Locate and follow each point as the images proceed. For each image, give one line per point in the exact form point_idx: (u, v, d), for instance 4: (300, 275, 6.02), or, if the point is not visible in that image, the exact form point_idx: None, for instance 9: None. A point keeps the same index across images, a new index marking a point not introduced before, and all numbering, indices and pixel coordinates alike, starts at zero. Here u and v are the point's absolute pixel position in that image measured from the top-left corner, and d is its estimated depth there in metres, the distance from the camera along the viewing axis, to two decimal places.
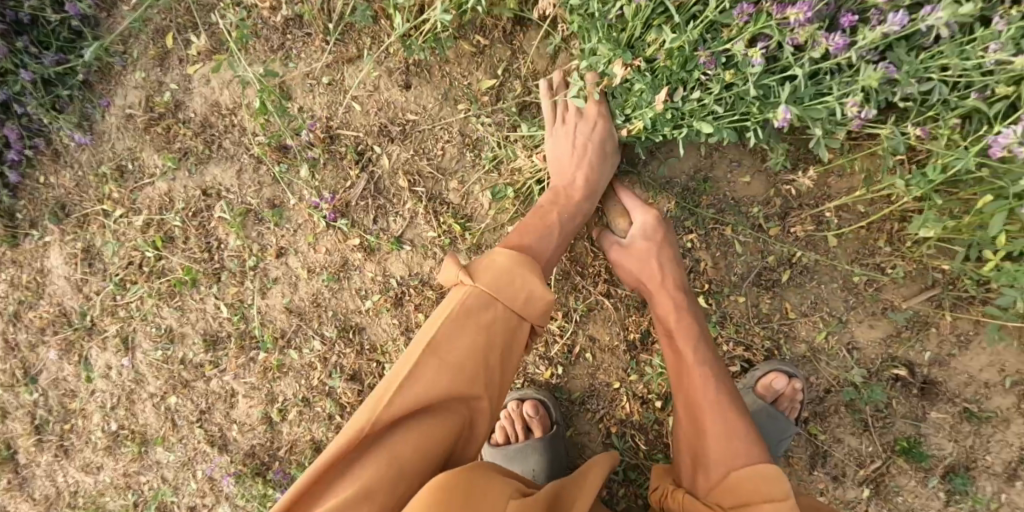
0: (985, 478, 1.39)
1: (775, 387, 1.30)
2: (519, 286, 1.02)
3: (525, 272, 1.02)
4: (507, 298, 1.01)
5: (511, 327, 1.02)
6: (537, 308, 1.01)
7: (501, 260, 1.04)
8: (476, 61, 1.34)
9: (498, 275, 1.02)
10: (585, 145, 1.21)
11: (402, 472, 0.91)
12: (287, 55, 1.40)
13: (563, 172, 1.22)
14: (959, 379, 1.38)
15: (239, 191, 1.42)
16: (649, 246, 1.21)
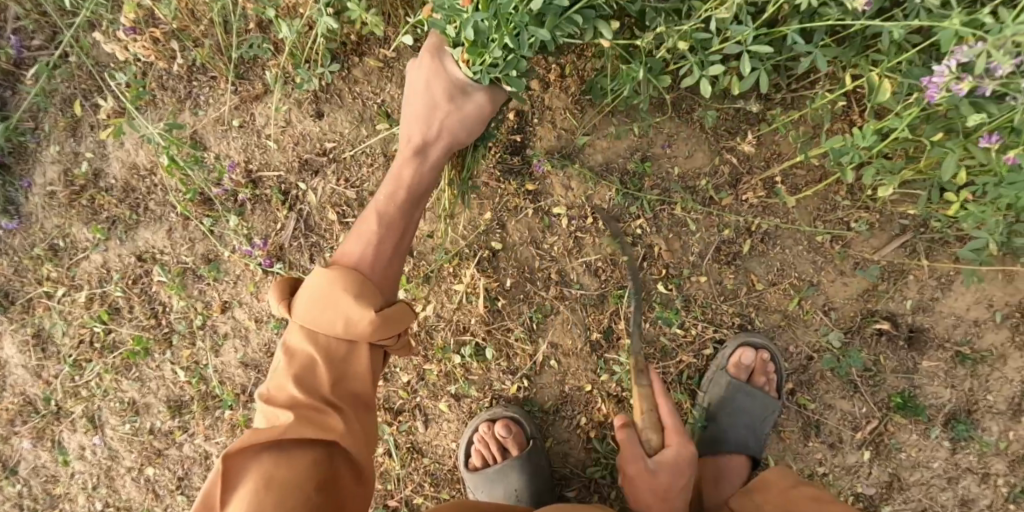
0: (990, 419, 1.38)
1: (746, 362, 1.25)
2: (333, 305, 0.99)
3: (339, 292, 0.98)
4: (337, 321, 0.98)
5: (344, 351, 1.00)
6: (360, 329, 0.98)
7: (320, 284, 1.00)
8: (385, 75, 1.29)
9: (317, 304, 0.99)
10: (427, 93, 1.05)
11: (278, 496, 0.89)
12: (195, 102, 1.34)
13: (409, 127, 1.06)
14: (947, 322, 1.35)
15: (173, 250, 1.37)
16: (650, 411, 1.16)
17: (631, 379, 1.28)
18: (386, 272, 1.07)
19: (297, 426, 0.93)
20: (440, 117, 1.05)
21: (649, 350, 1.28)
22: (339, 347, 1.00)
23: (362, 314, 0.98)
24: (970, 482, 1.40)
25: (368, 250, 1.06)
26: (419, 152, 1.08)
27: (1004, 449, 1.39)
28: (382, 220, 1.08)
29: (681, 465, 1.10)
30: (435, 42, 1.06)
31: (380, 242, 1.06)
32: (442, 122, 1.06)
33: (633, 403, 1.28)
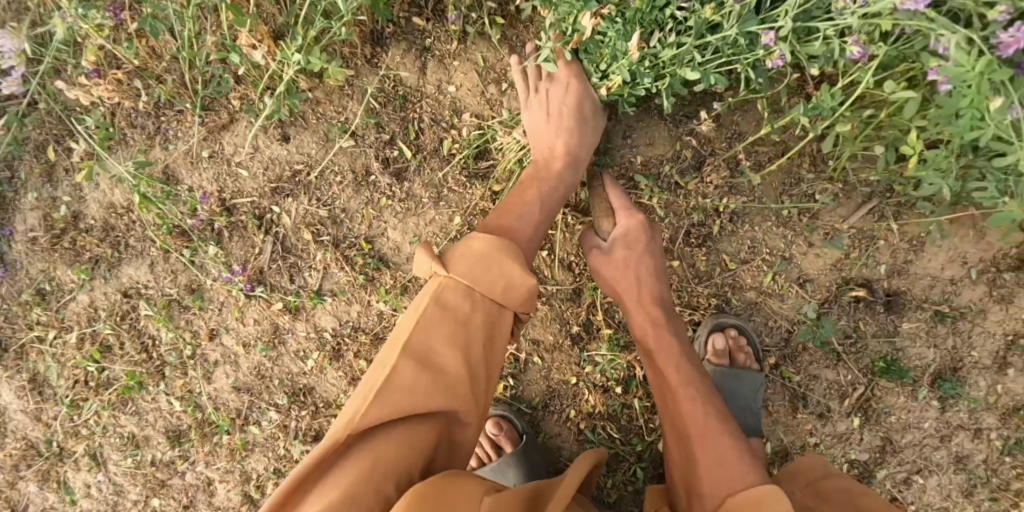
0: (976, 374, 1.43)
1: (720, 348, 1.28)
2: (496, 268, 0.98)
3: (508, 257, 0.98)
4: (473, 305, 0.96)
5: (478, 324, 0.96)
6: (519, 295, 0.98)
7: (477, 246, 0.99)
8: (346, 93, 1.32)
9: (479, 260, 0.98)
10: (576, 99, 1.17)
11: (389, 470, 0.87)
12: (164, 137, 1.36)
13: (544, 134, 1.18)
14: (924, 283, 1.37)
15: (157, 284, 1.39)
16: (627, 253, 1.16)
17: (615, 368, 1.30)
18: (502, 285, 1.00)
19: (423, 393, 0.89)
20: (574, 122, 1.17)
21: (628, 337, 1.29)
22: (490, 307, 0.97)
23: (524, 281, 0.97)
24: (963, 438, 1.45)
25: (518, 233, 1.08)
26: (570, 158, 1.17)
27: (994, 403, 1.44)
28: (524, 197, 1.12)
29: (628, 275, 1.15)
30: (636, 219, 1.17)
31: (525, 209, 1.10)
32: (584, 112, 1.18)
33: (619, 391, 1.30)
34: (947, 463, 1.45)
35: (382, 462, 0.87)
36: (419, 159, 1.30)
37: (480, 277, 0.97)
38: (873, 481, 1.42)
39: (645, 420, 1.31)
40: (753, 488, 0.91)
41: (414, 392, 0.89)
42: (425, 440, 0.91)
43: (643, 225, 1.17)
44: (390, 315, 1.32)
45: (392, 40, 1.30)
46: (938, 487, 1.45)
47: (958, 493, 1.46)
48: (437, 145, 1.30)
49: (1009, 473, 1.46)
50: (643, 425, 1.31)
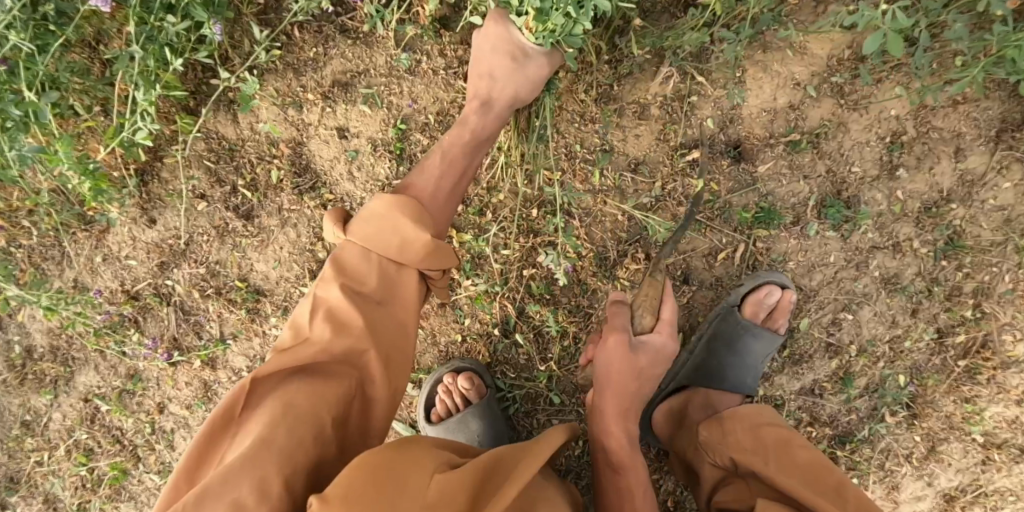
0: (866, 189, 1.37)
1: (765, 303, 1.32)
2: (392, 227, 1.09)
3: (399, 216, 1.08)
4: (373, 268, 1.08)
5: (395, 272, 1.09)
6: (416, 249, 1.08)
7: (379, 209, 1.11)
8: (185, 164, 1.46)
9: (375, 221, 1.10)
10: (494, 56, 1.17)
11: (293, 420, 0.93)
12: (67, 257, 1.54)
13: (476, 86, 1.21)
14: (763, 120, 1.34)
15: (105, 382, 1.56)
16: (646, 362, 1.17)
17: (488, 312, 1.36)
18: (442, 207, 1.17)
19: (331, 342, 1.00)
20: (495, 67, 1.19)
21: (487, 278, 1.36)
22: (391, 270, 1.09)
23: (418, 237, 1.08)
24: (884, 257, 1.38)
25: (434, 191, 1.17)
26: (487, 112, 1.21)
27: (900, 212, 1.38)
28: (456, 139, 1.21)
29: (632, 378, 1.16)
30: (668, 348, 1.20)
31: (433, 171, 1.16)
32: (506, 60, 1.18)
33: (501, 334, 1.37)
34: (875, 290, 1.38)
35: (296, 401, 0.96)
36: (259, 195, 1.43)
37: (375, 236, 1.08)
38: (798, 334, 1.38)
39: (536, 349, 1.36)
40: None
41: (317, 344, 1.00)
42: (329, 392, 0.98)
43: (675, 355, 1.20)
44: None
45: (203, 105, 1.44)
46: (877, 317, 1.38)
47: (903, 316, 1.39)
48: (268, 177, 1.42)
49: (954, 276, 1.40)
50: (535, 357, 1.37)
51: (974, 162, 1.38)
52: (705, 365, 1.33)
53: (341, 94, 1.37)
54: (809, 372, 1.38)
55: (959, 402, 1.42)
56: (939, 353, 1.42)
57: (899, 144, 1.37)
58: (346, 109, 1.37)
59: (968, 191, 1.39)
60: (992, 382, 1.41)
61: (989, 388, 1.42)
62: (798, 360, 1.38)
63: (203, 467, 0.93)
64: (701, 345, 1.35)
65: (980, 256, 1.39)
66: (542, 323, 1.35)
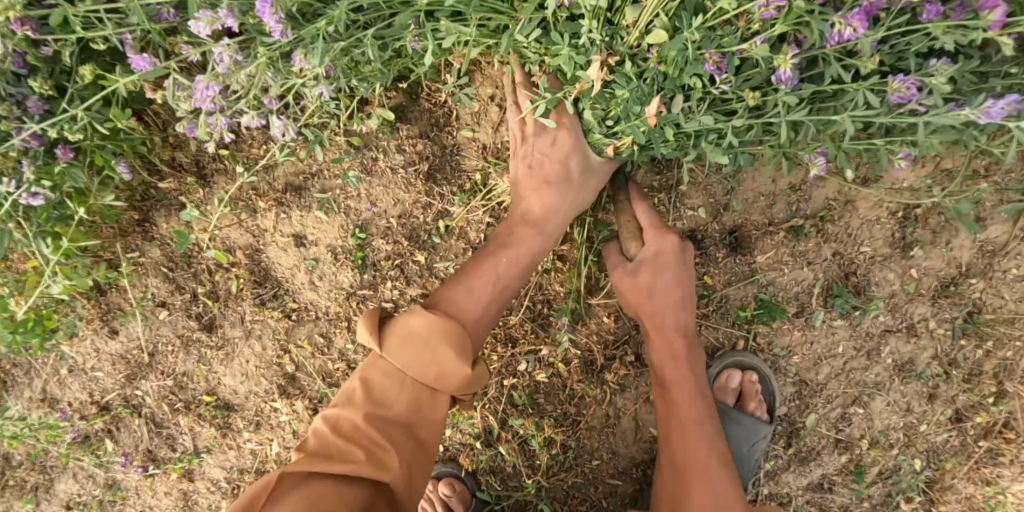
0: (877, 270, 1.25)
1: (732, 385, 1.24)
2: (428, 353, 0.95)
3: (437, 346, 0.95)
4: (406, 390, 0.96)
5: (429, 400, 0.97)
6: (452, 381, 0.95)
7: (418, 326, 0.97)
8: (140, 271, 1.36)
9: (410, 342, 0.96)
10: (560, 163, 1.07)
11: None
12: (28, 368, 1.45)
13: (538, 194, 1.09)
14: (760, 206, 1.21)
15: (85, 490, 1.50)
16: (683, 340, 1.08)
17: (469, 423, 1.27)
18: (478, 320, 1.04)
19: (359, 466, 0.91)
20: (558, 184, 1.09)
21: None
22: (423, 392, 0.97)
23: (456, 371, 0.95)
24: (898, 341, 1.27)
25: (474, 299, 1.04)
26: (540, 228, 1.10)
27: (913, 291, 1.26)
28: (504, 243, 1.10)
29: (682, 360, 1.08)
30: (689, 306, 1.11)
31: (478, 289, 1.04)
32: (574, 174, 1.09)
33: (483, 445, 1.27)
34: (887, 378, 1.28)
35: (319, 503, 0.88)
36: (224, 303, 1.34)
37: (410, 362, 0.95)
38: (805, 430, 1.28)
39: (523, 459, 1.27)
40: None
41: (345, 461, 0.91)
42: (353, 501, 0.89)
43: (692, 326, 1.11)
44: (261, 449, 1.38)
45: (153, 207, 1.33)
46: (889, 407, 1.28)
47: (918, 401, 1.29)
48: (229, 285, 1.33)
49: (974, 355, 1.28)
50: (522, 467, 1.27)
51: (995, 231, 1.24)
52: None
53: (295, 199, 1.27)
54: (817, 468, 1.29)
55: (980, 484, 1.32)
56: (958, 435, 1.31)
57: (913, 218, 1.23)
58: (303, 215, 1.28)
59: (989, 264, 1.25)
60: (1016, 463, 1.30)
61: (1013, 468, 1.30)
62: (805, 456, 1.29)
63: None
64: None
65: (1003, 333, 1.27)
66: (527, 434, 1.26)
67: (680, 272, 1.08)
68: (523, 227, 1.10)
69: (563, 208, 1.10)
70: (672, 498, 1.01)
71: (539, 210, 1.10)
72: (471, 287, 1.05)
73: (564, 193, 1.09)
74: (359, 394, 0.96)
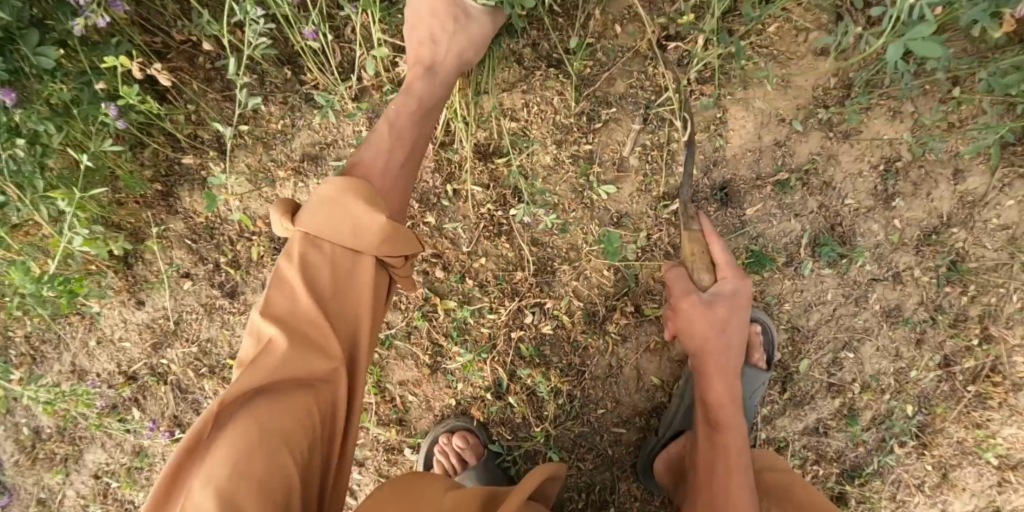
0: (862, 220, 1.32)
1: None
2: (345, 215, 1.03)
3: (353, 204, 1.02)
4: (329, 254, 1.03)
5: (350, 261, 1.04)
6: (371, 235, 1.02)
7: (329, 194, 1.04)
8: (167, 243, 1.44)
9: (325, 211, 1.03)
10: (435, 20, 1.13)
11: (259, 447, 0.92)
12: (61, 342, 1.53)
13: (415, 54, 1.15)
14: (748, 161, 1.29)
15: (113, 458, 1.56)
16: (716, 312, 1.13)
17: (479, 376, 1.34)
18: (394, 185, 1.11)
19: (296, 363, 0.98)
20: (438, 45, 1.14)
21: (476, 343, 1.33)
22: (346, 259, 1.04)
23: (372, 223, 1.02)
24: (885, 289, 1.34)
25: (389, 164, 1.11)
26: (427, 71, 1.16)
27: (898, 241, 1.33)
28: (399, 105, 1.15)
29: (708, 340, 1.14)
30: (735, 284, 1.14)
31: (384, 146, 1.11)
32: (450, 35, 1.14)
33: (494, 396, 1.34)
34: (876, 324, 1.34)
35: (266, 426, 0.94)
36: (246, 269, 1.42)
37: (329, 229, 1.02)
38: (799, 377, 1.35)
39: (531, 409, 1.34)
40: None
41: (282, 364, 0.97)
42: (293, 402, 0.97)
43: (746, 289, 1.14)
44: None
45: (178, 181, 1.42)
46: (879, 352, 1.35)
47: (907, 347, 1.35)
48: (250, 252, 1.42)
49: (959, 301, 1.35)
50: (531, 417, 1.34)
51: (973, 182, 1.31)
52: (693, 406, 1.27)
53: (312, 168, 1.37)
54: (812, 413, 1.36)
55: (971, 427, 1.37)
56: (946, 380, 1.37)
57: (893, 171, 1.31)
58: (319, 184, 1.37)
59: (969, 213, 1.32)
60: (1004, 405, 1.36)
61: (1002, 411, 1.36)
62: (799, 401, 1.35)
63: (175, 494, 0.91)
64: (687, 391, 1.28)
65: (985, 280, 1.33)
66: (535, 385, 1.33)
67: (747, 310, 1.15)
68: (416, 83, 1.15)
69: (444, 55, 1.15)
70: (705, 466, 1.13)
71: (430, 71, 1.15)
72: (382, 152, 1.11)
73: (443, 44, 1.15)
74: (288, 270, 1.01)
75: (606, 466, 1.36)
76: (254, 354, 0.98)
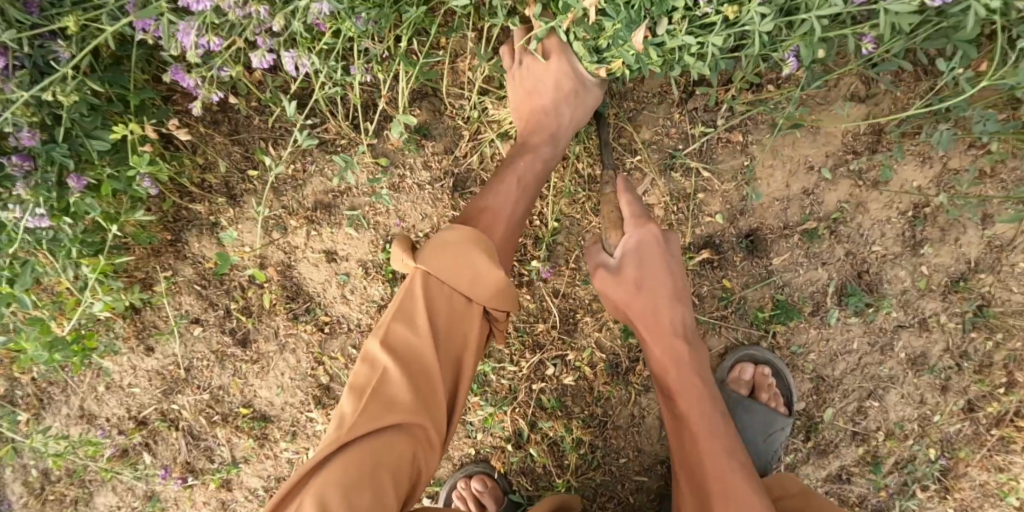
0: (889, 267, 1.30)
1: (744, 378, 1.29)
2: (465, 260, 1.01)
3: (470, 248, 1.00)
4: (447, 297, 1.01)
5: (464, 306, 1.02)
6: (487, 285, 1.00)
7: (451, 238, 1.03)
8: (176, 289, 1.40)
9: (446, 251, 1.01)
10: (556, 87, 1.13)
11: (369, 485, 0.90)
12: (69, 386, 1.49)
13: (525, 105, 1.15)
14: (776, 209, 1.26)
15: (124, 501, 1.53)
16: (665, 313, 1.04)
17: (499, 427, 1.31)
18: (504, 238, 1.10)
19: (409, 402, 0.95)
20: (550, 104, 1.14)
21: (495, 395, 1.30)
22: (461, 301, 1.02)
23: (491, 272, 0.99)
24: (910, 336, 1.32)
25: (507, 209, 1.11)
26: (551, 138, 1.16)
27: (924, 287, 1.30)
28: (517, 157, 1.15)
29: (665, 342, 1.03)
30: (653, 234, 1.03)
31: (505, 195, 1.12)
32: (566, 92, 1.14)
33: (514, 447, 1.32)
34: (901, 372, 1.32)
35: (377, 459, 0.92)
36: (258, 316, 1.38)
37: (449, 271, 1.00)
38: (823, 425, 1.33)
39: (552, 460, 1.32)
40: None
41: (399, 400, 0.95)
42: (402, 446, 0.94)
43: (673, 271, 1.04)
44: (298, 458, 1.43)
45: (186, 226, 1.37)
46: (903, 399, 1.33)
47: (931, 394, 1.34)
48: (261, 301, 1.38)
49: (984, 347, 1.32)
50: (552, 467, 1.32)
51: (1002, 228, 1.28)
52: None
53: (325, 217, 1.32)
54: (835, 460, 1.34)
55: (993, 471, 1.36)
56: (969, 425, 1.35)
57: (921, 218, 1.28)
58: (333, 231, 1.33)
59: (996, 259, 1.29)
60: None
61: None
62: (823, 450, 1.34)
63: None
64: None
65: (1012, 326, 1.31)
66: (557, 435, 1.31)
67: (664, 264, 1.03)
68: (535, 135, 1.16)
69: (567, 117, 1.15)
70: None
71: (545, 129, 1.16)
72: (509, 195, 1.12)
73: (563, 105, 1.14)
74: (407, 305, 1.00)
75: None
76: (367, 385, 0.97)
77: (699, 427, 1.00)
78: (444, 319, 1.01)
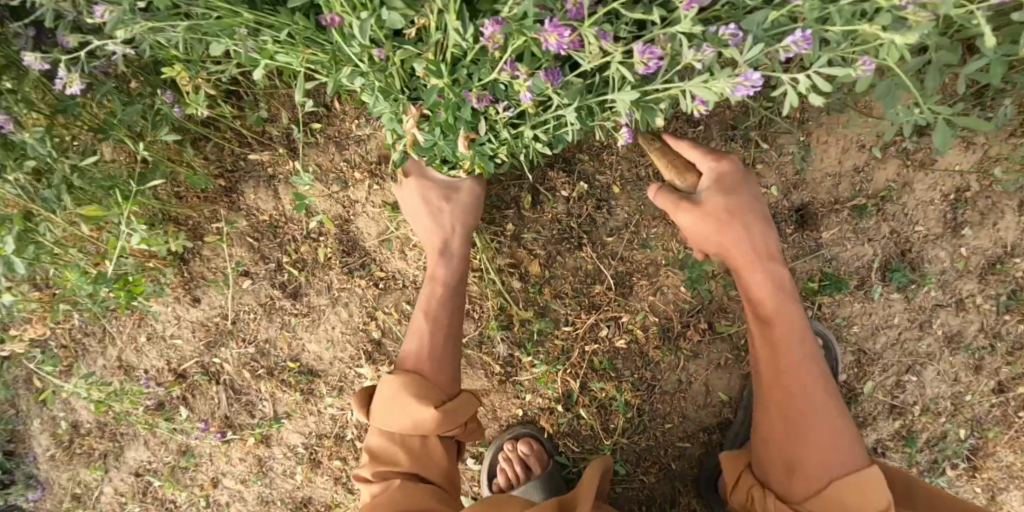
0: (930, 247, 1.34)
1: None
2: (400, 409, 1.10)
3: (404, 399, 1.09)
4: (397, 444, 1.11)
5: (417, 444, 1.11)
6: (428, 427, 1.09)
7: (390, 385, 1.12)
8: (229, 239, 1.40)
9: (386, 406, 1.11)
10: (433, 204, 1.21)
11: None
12: (108, 336, 1.47)
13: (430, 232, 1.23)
14: (827, 185, 1.32)
15: (156, 456, 1.51)
16: (729, 202, 1.04)
17: (550, 388, 1.33)
18: (443, 363, 1.16)
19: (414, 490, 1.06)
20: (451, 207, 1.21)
21: (549, 355, 1.32)
22: (412, 441, 1.11)
23: (426, 413, 1.09)
24: (947, 315, 1.36)
25: (426, 342, 1.17)
26: (445, 252, 1.23)
27: (963, 268, 1.35)
28: (438, 278, 1.22)
29: (731, 232, 1.04)
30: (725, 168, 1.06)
31: (422, 325, 1.18)
32: (454, 206, 1.22)
33: (564, 408, 1.34)
34: (938, 348, 1.37)
35: None
36: (314, 268, 1.40)
37: (390, 420, 1.10)
38: (862, 397, 1.39)
39: (600, 422, 1.34)
40: (863, 474, 0.96)
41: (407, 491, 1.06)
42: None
43: (738, 174, 1.06)
44: (343, 414, 1.45)
45: (243, 177, 1.38)
46: (939, 376, 1.38)
47: (965, 373, 1.38)
48: (317, 256, 1.40)
49: (1018, 329, 1.36)
50: (599, 430, 1.34)
51: None
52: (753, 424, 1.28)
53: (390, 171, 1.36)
54: (872, 433, 1.40)
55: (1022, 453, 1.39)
56: (1001, 405, 1.38)
57: (963, 201, 1.33)
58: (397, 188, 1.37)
59: None
60: None
61: None
62: (861, 421, 1.39)
63: None
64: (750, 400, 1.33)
65: None
66: (606, 398, 1.33)
67: (749, 193, 1.06)
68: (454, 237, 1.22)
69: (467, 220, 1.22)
70: (780, 446, 1.01)
71: (465, 220, 1.23)
72: (424, 336, 1.17)
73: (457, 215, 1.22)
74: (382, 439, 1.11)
75: (670, 480, 1.35)
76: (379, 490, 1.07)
77: (783, 335, 1.03)
78: (407, 459, 1.09)
